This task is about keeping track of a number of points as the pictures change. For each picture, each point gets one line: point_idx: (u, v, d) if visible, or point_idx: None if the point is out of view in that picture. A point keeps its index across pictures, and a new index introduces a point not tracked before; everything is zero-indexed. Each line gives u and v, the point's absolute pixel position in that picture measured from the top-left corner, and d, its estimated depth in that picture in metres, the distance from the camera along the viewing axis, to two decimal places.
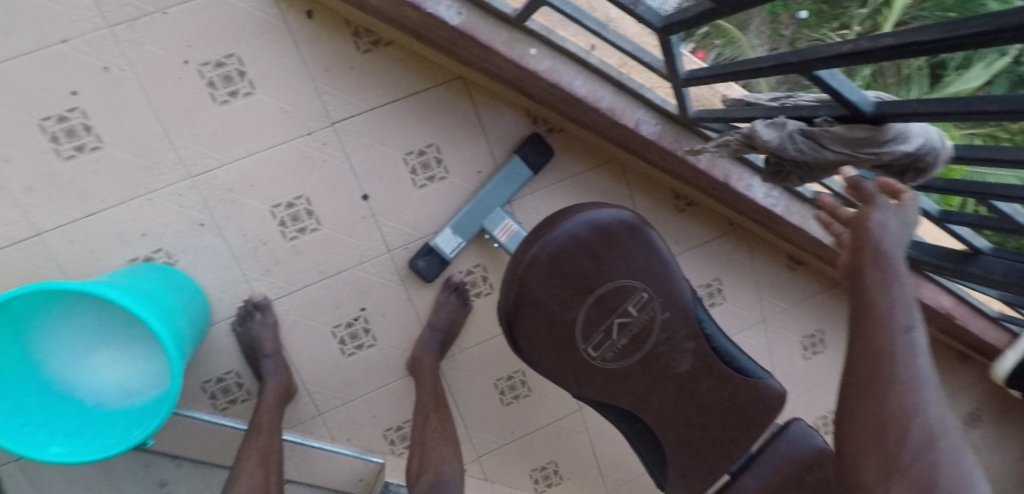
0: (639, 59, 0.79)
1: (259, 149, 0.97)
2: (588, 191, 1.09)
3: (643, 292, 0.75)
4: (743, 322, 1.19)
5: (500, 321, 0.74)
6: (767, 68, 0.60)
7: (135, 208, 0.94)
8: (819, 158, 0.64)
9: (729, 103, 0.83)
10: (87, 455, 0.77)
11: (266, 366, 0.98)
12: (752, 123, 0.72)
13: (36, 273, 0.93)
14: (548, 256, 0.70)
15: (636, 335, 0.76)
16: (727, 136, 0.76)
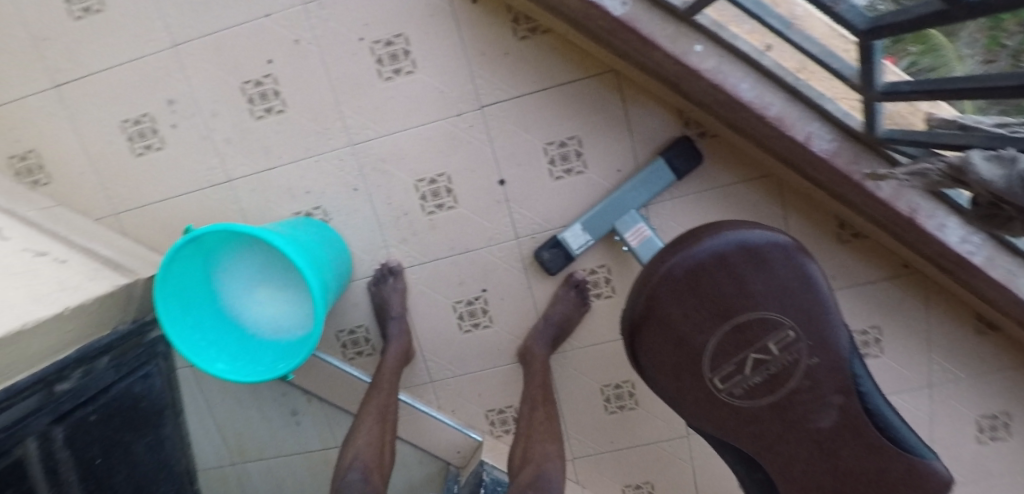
0: (826, 64, 0.70)
1: (412, 126, 1.03)
2: (735, 205, 1.00)
3: (789, 329, 0.66)
4: (903, 385, 1.02)
5: (623, 331, 0.70)
6: (1009, 88, 0.52)
7: (305, 167, 1.05)
8: None
9: (935, 123, 0.69)
10: (241, 376, 0.88)
11: (391, 328, 1.06)
12: (964, 153, 0.60)
13: (222, 213, 1.08)
14: (686, 271, 0.65)
15: (773, 376, 0.68)
16: (927, 164, 0.65)
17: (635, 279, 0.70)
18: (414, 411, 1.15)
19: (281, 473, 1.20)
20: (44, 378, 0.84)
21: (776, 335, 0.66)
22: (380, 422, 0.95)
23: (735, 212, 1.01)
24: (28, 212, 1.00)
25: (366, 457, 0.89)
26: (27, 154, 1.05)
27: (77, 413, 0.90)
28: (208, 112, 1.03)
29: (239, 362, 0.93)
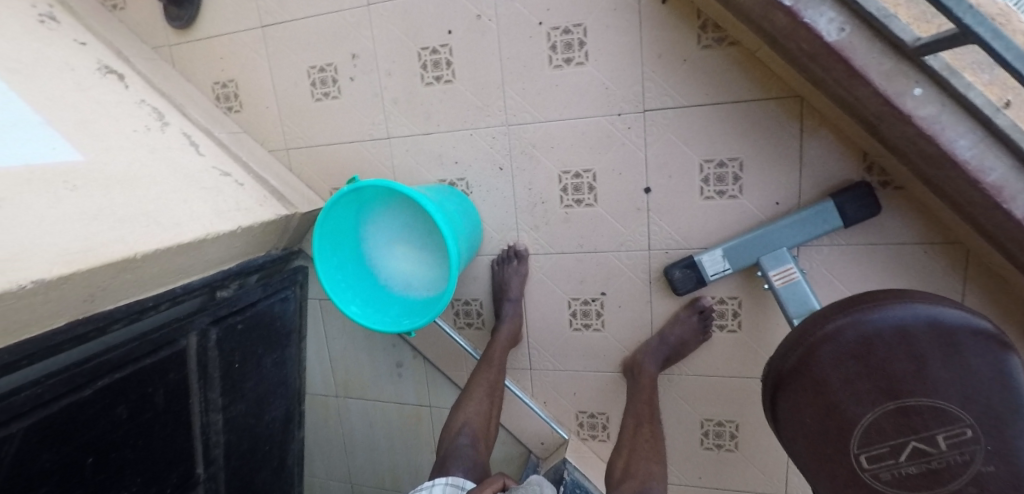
0: None
1: (569, 117, 1.02)
2: (904, 266, 0.91)
3: (966, 428, 0.58)
4: None
5: (765, 378, 0.68)
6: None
7: (458, 138, 1.08)
8: None
9: None
10: (369, 323, 0.96)
11: (506, 309, 1.08)
12: None
13: (375, 166, 1.14)
14: (852, 335, 0.61)
15: (934, 474, 0.60)
16: None
17: (794, 329, 0.67)
18: (507, 393, 1.17)
19: (376, 416, 1.27)
20: (210, 284, 0.99)
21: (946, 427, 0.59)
22: (489, 396, 1.00)
23: (903, 274, 0.91)
24: (221, 134, 1.14)
25: (475, 425, 0.96)
26: (227, 83, 1.18)
27: (229, 319, 1.03)
28: (384, 71, 1.08)
29: (369, 309, 1.00)
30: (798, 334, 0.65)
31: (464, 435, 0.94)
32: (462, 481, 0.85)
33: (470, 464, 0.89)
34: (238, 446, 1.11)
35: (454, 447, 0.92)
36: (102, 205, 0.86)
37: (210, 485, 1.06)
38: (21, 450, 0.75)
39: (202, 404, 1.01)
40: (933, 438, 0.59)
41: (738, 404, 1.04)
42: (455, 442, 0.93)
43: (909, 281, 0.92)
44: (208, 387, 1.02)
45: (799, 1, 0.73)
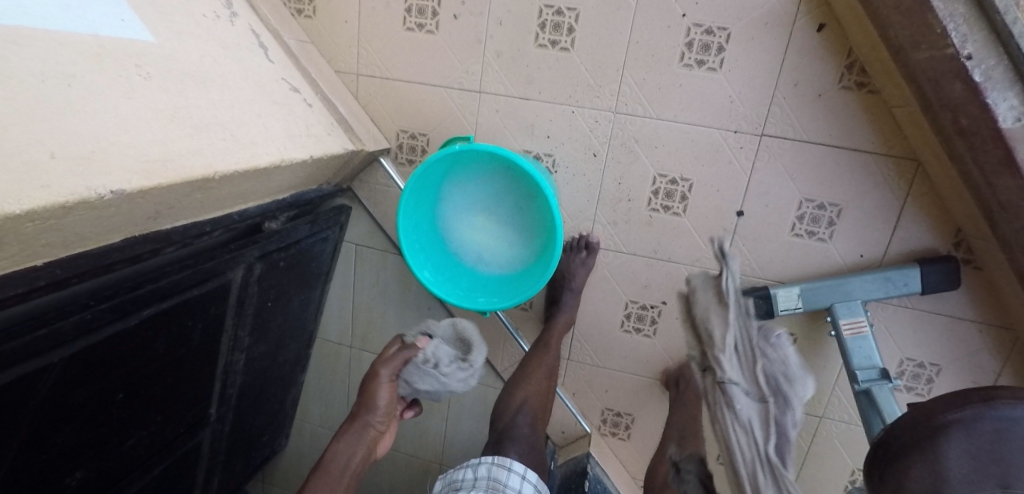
0: None
1: (683, 121, 0.97)
2: (956, 338, 0.98)
3: None
4: None
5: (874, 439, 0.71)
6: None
7: (557, 113, 1.00)
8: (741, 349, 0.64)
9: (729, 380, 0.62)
10: (442, 293, 0.92)
11: (566, 298, 1.05)
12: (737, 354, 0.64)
13: (457, 118, 1.04)
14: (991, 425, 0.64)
15: None
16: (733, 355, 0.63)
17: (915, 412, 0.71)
18: None
19: None
20: (265, 213, 0.87)
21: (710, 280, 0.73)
22: (548, 380, 1.01)
23: (952, 345, 0.98)
24: (290, 41, 0.99)
25: (534, 405, 0.97)
26: None
27: (275, 256, 0.92)
28: (495, 19, 0.97)
29: (438, 276, 0.94)
30: (919, 419, 0.69)
31: (522, 415, 0.95)
32: (508, 461, 0.82)
33: (522, 450, 0.88)
34: (250, 384, 1.02)
35: (510, 428, 0.93)
36: (177, 104, 0.71)
37: (218, 424, 0.98)
38: (58, 383, 0.64)
39: (230, 343, 0.91)
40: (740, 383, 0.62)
41: None
42: (512, 423, 0.94)
43: (956, 352, 0.98)
44: (239, 325, 0.91)
45: (988, 79, 0.70)
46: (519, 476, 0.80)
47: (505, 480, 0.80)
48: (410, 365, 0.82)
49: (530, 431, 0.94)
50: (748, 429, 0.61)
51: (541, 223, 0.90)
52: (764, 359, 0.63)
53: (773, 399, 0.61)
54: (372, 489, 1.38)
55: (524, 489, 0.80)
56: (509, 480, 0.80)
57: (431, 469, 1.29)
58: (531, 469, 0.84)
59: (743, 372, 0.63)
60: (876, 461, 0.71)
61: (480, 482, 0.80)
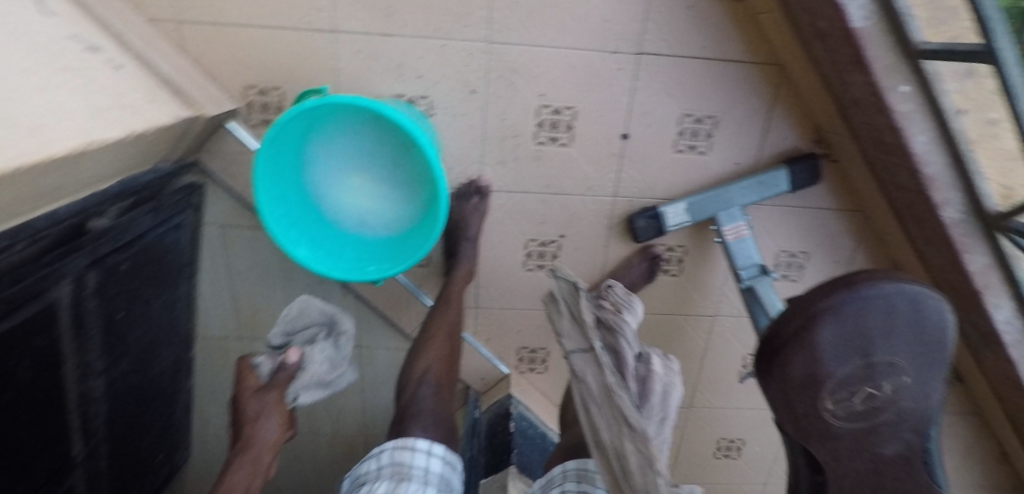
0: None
1: (560, 45, 0.92)
2: (820, 227, 1.07)
3: (905, 377, 0.73)
4: None
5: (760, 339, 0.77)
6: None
7: (426, 48, 0.90)
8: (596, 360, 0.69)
9: (588, 358, 0.70)
10: (327, 271, 0.84)
11: (464, 249, 1.01)
12: (590, 354, 0.70)
13: (312, 65, 0.90)
14: (856, 307, 0.71)
15: (876, 409, 0.74)
16: (594, 356, 0.70)
17: (794, 303, 0.76)
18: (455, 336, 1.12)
19: None
20: (85, 212, 0.71)
21: (561, 285, 0.78)
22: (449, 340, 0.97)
23: (816, 235, 1.08)
24: None
25: (438, 371, 0.93)
26: None
27: (110, 259, 0.77)
28: None
29: (319, 249, 0.86)
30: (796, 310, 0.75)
31: (425, 385, 0.91)
32: (412, 440, 0.80)
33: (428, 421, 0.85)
34: (121, 410, 0.88)
35: (414, 398, 0.89)
36: None
37: (89, 462, 0.84)
38: None
39: (77, 369, 0.76)
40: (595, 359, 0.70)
41: (666, 337, 1.16)
42: (416, 391, 0.90)
43: (820, 239, 1.08)
44: (85, 348, 0.77)
45: None
46: (424, 454, 0.79)
47: (410, 461, 0.78)
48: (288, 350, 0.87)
49: (436, 398, 0.90)
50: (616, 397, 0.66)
51: (422, 175, 0.82)
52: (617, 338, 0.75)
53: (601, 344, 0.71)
54: (291, 474, 1.31)
55: (431, 465, 0.79)
56: (414, 460, 0.78)
57: (352, 440, 1.25)
58: (438, 442, 0.82)
59: (582, 340, 0.72)
60: (763, 352, 0.77)
61: (384, 470, 0.78)
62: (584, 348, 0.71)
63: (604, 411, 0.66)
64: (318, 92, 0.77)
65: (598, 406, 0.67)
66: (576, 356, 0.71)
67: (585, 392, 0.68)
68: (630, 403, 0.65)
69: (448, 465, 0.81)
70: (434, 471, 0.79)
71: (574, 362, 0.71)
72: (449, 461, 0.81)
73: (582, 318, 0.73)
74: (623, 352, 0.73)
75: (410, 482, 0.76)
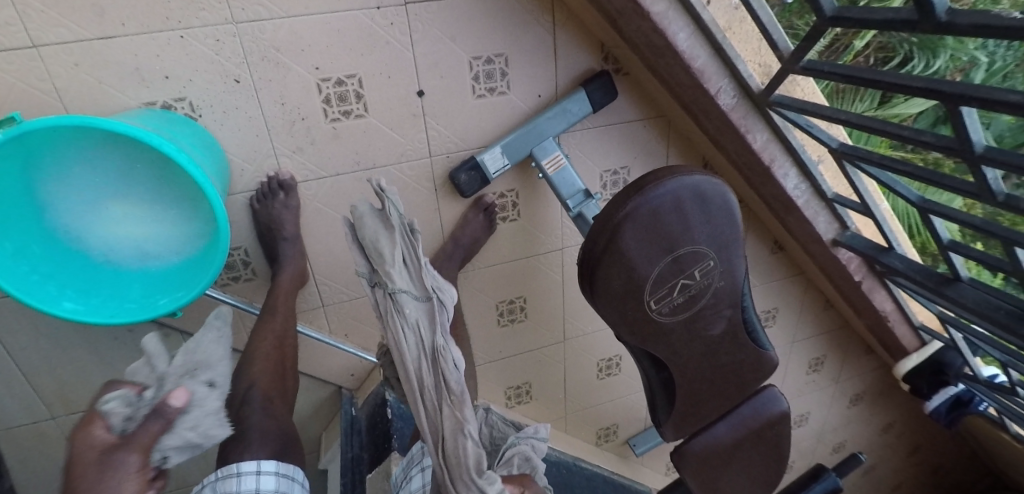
0: (769, 32, 0.89)
1: (319, 11, 0.84)
2: (631, 139, 1.11)
3: (710, 261, 0.85)
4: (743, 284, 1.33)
5: (580, 265, 0.82)
6: (916, 88, 0.72)
7: (163, 43, 0.79)
8: (420, 310, 0.66)
9: (414, 297, 0.66)
10: (104, 317, 0.77)
11: (284, 251, 0.94)
12: (411, 293, 0.66)
13: (27, 91, 0.77)
14: (650, 210, 0.77)
15: (692, 296, 0.86)
16: (419, 304, 0.66)
17: (599, 213, 0.79)
18: (308, 340, 1.06)
19: None
20: None
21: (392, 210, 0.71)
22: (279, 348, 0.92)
23: (630, 147, 1.12)
24: None
25: (264, 385, 0.88)
26: None
27: None
28: None
29: (94, 297, 0.77)
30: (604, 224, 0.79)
31: (251, 403, 0.86)
32: (235, 466, 0.75)
33: (262, 437, 0.80)
34: None
35: (241, 417, 0.84)
36: None
37: None
38: None
39: None
40: (415, 307, 0.65)
41: (524, 282, 1.16)
42: (241, 411, 0.85)
43: (635, 151, 1.13)
44: None
45: None
46: (251, 476, 0.74)
47: (236, 487, 0.74)
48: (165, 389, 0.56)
49: (266, 412, 0.86)
50: (438, 358, 0.63)
51: (186, 190, 0.74)
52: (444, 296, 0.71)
53: (436, 296, 0.67)
54: None
55: (262, 485, 0.75)
56: (240, 485, 0.74)
57: None
58: (269, 459, 0.78)
59: (413, 281, 0.67)
60: (584, 270, 0.82)
61: None
62: (411, 288, 0.66)
63: (430, 373, 0.63)
64: (7, 120, 0.64)
65: (422, 361, 0.63)
66: (397, 291, 0.65)
67: (401, 329, 0.64)
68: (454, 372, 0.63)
69: (284, 478, 0.77)
70: (266, 489, 0.75)
71: (393, 298, 0.65)
72: (285, 473, 0.78)
73: (419, 261, 0.68)
74: (444, 319, 0.69)
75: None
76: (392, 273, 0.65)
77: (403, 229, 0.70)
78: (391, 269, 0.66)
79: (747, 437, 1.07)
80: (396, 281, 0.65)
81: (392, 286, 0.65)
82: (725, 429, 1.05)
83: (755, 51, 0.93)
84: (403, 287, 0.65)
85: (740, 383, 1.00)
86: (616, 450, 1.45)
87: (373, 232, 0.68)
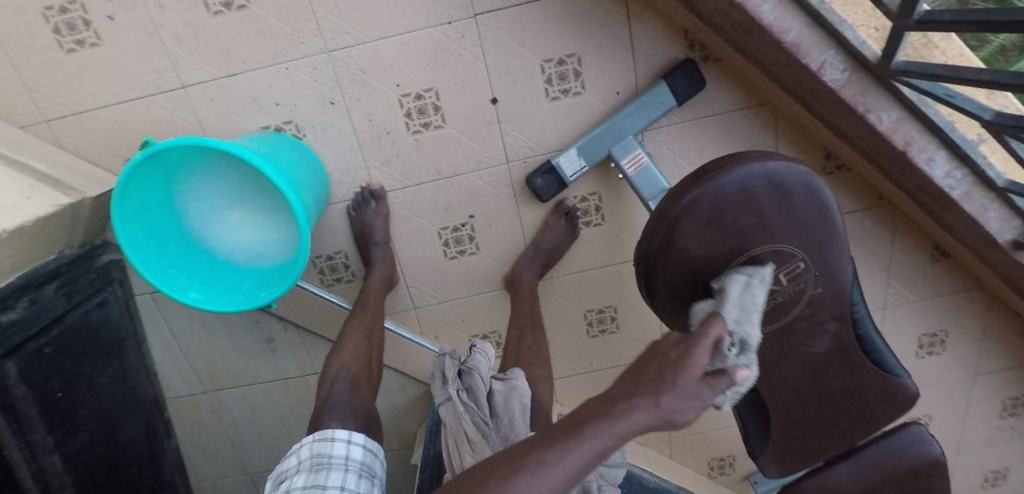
0: None
1: (397, 33, 0.92)
2: (729, 134, 1.00)
3: (799, 263, 0.73)
4: (889, 301, 1.10)
5: (638, 269, 0.77)
6: None
7: (272, 75, 0.93)
8: (452, 411, 0.80)
9: (446, 410, 0.81)
10: (218, 306, 0.88)
11: (375, 254, 1.02)
12: (446, 408, 0.81)
13: (178, 125, 0.96)
14: (710, 203, 0.70)
15: (779, 305, 0.75)
16: (450, 406, 0.81)
17: (655, 208, 0.74)
18: (397, 337, 1.14)
19: (256, 398, 1.18)
20: None
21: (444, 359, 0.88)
22: (366, 337, 0.99)
23: (729, 142, 1.01)
24: None
25: (353, 368, 0.95)
26: None
27: (31, 345, 0.83)
28: (154, 2, 0.88)
29: (214, 289, 0.92)
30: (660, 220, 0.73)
31: (340, 381, 0.92)
32: (330, 431, 0.80)
33: (346, 412, 0.86)
34: (92, 482, 0.94)
35: (329, 394, 0.90)
36: None
37: None
38: None
39: (24, 450, 0.82)
40: (449, 411, 0.81)
41: (612, 290, 1.10)
42: (331, 389, 0.91)
43: (735, 146, 1.01)
44: (26, 429, 0.82)
45: None
46: (343, 443, 0.79)
47: (329, 451, 0.78)
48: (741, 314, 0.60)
49: (352, 391, 0.91)
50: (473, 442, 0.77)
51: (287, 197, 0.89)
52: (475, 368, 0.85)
53: (460, 389, 0.82)
54: None
55: (352, 453, 0.79)
56: (333, 450, 0.78)
57: None
58: (359, 431, 0.82)
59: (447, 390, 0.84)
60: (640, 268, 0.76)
61: (305, 464, 0.77)
62: (446, 404, 0.82)
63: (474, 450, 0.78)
64: (144, 144, 0.80)
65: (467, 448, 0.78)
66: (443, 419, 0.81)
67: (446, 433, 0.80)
68: (474, 431, 0.77)
69: (370, 452, 0.82)
70: (355, 458, 0.79)
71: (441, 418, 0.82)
72: (371, 448, 0.82)
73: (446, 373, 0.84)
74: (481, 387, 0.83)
75: (330, 472, 0.76)
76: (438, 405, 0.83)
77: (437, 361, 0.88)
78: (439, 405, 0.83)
79: (881, 487, 0.88)
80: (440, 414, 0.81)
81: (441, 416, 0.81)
82: (848, 473, 0.89)
83: (868, 14, 0.82)
84: (444, 413, 0.81)
85: (864, 416, 0.84)
86: (733, 486, 1.29)
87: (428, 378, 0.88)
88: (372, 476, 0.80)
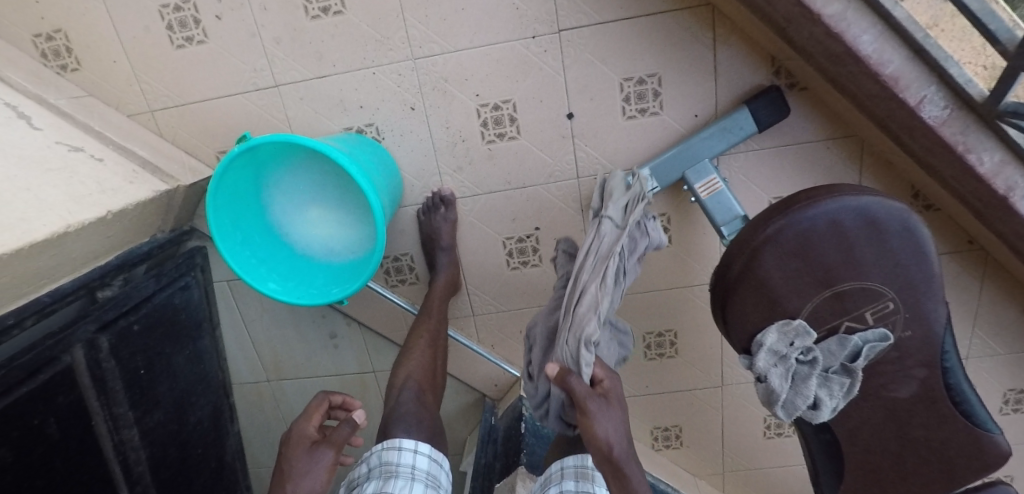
0: (981, 22, 0.70)
1: (481, 44, 0.94)
2: (811, 163, 0.97)
3: (887, 302, 0.70)
4: (973, 351, 1.05)
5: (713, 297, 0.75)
6: None
7: (359, 79, 0.97)
8: (610, 234, 0.80)
9: (610, 227, 0.81)
10: (294, 298, 0.91)
11: (440, 259, 1.04)
12: (610, 224, 0.81)
13: (268, 122, 1.01)
14: (799, 235, 0.68)
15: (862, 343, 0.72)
16: (610, 234, 0.80)
17: (735, 235, 0.72)
18: (457, 344, 1.16)
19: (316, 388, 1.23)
20: (86, 284, 0.83)
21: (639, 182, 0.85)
22: (432, 347, 1.02)
23: (808, 172, 0.98)
24: (58, 100, 0.96)
25: (419, 378, 0.97)
26: (53, 34, 0.97)
27: (121, 322, 0.89)
28: (257, 5, 0.93)
29: (290, 281, 0.95)
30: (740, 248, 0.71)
31: (407, 391, 0.94)
32: (397, 440, 0.81)
33: (411, 424, 0.86)
34: (164, 457, 0.99)
35: (397, 403, 0.92)
36: None
37: None
38: None
39: (109, 422, 0.87)
40: (607, 227, 0.81)
41: (674, 315, 1.08)
42: (400, 397, 0.93)
43: (816, 176, 0.98)
44: (112, 402, 0.88)
45: None
46: (409, 452, 0.80)
47: (397, 459, 0.79)
48: (809, 377, 0.72)
49: (418, 401, 0.92)
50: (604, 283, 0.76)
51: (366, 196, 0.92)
52: (647, 234, 0.81)
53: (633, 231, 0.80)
54: None
55: (418, 462, 0.80)
56: (400, 459, 0.79)
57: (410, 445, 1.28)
58: (424, 441, 0.83)
59: (626, 218, 0.82)
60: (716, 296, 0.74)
61: (376, 470, 0.80)
62: (614, 221, 0.81)
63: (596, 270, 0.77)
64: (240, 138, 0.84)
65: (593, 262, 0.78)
66: (603, 226, 0.81)
67: (596, 244, 0.80)
68: (615, 270, 0.76)
69: (436, 462, 0.82)
70: (421, 466, 0.80)
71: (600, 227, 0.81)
72: (437, 457, 0.82)
73: (631, 199, 0.83)
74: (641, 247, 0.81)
75: (397, 479, 0.77)
76: (609, 210, 0.82)
77: (636, 197, 0.83)
78: (613, 211, 0.82)
79: None
80: (604, 221, 0.82)
81: (604, 220, 0.82)
82: None
83: (976, 52, 0.78)
84: (605, 228, 0.81)
85: (950, 471, 0.78)
86: None
87: (616, 186, 0.87)
88: (438, 486, 0.80)
